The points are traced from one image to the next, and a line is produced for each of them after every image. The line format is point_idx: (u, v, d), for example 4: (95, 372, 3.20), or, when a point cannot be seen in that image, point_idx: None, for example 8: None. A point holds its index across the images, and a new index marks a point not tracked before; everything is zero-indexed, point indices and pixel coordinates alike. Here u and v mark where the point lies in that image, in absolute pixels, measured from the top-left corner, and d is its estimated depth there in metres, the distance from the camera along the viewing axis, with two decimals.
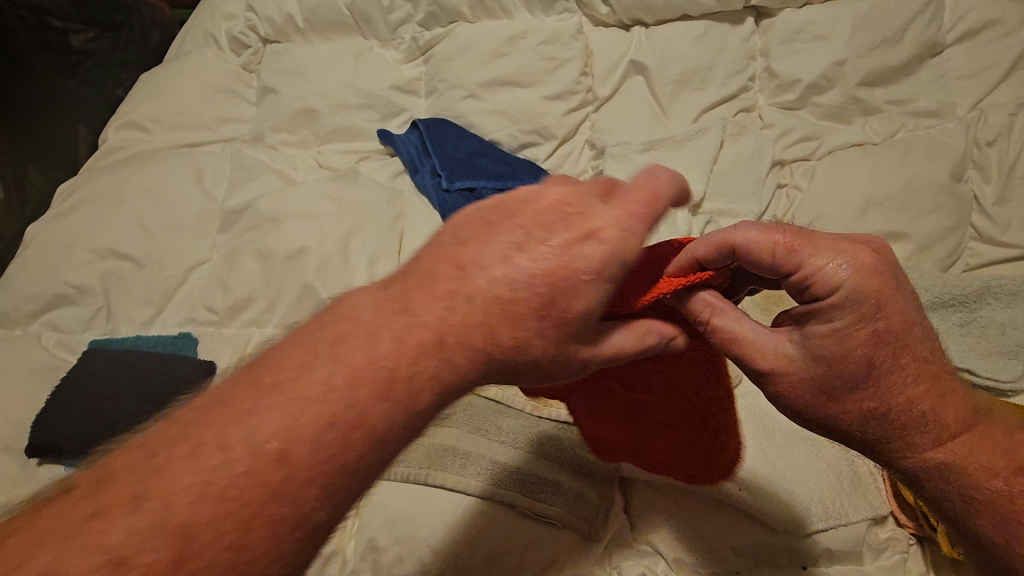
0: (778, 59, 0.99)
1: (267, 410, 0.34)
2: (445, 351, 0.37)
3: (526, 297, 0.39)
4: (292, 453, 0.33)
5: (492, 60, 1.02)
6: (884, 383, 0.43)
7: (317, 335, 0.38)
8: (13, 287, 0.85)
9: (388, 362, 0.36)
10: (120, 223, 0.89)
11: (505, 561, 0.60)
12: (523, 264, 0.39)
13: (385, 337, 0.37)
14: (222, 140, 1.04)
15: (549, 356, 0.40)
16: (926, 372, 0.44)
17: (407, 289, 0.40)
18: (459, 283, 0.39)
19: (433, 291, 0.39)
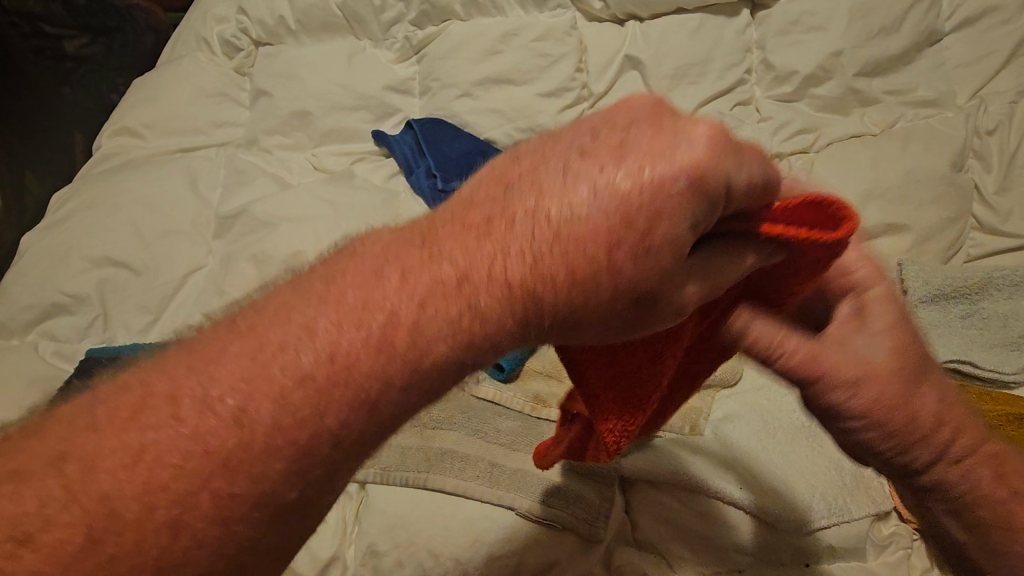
0: (774, 51, 0.99)
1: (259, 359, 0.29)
2: (468, 295, 0.30)
3: (588, 229, 0.30)
4: (255, 414, 0.27)
5: (485, 58, 1.01)
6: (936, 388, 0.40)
7: (318, 283, 0.31)
8: (12, 297, 0.86)
9: (385, 304, 0.29)
10: (116, 230, 0.89)
11: (505, 564, 0.59)
12: (586, 188, 0.30)
13: (390, 273, 0.30)
14: (217, 145, 1.03)
15: (601, 303, 0.31)
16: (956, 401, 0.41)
17: (433, 224, 0.32)
18: (500, 215, 0.31)
19: (456, 227, 0.31)
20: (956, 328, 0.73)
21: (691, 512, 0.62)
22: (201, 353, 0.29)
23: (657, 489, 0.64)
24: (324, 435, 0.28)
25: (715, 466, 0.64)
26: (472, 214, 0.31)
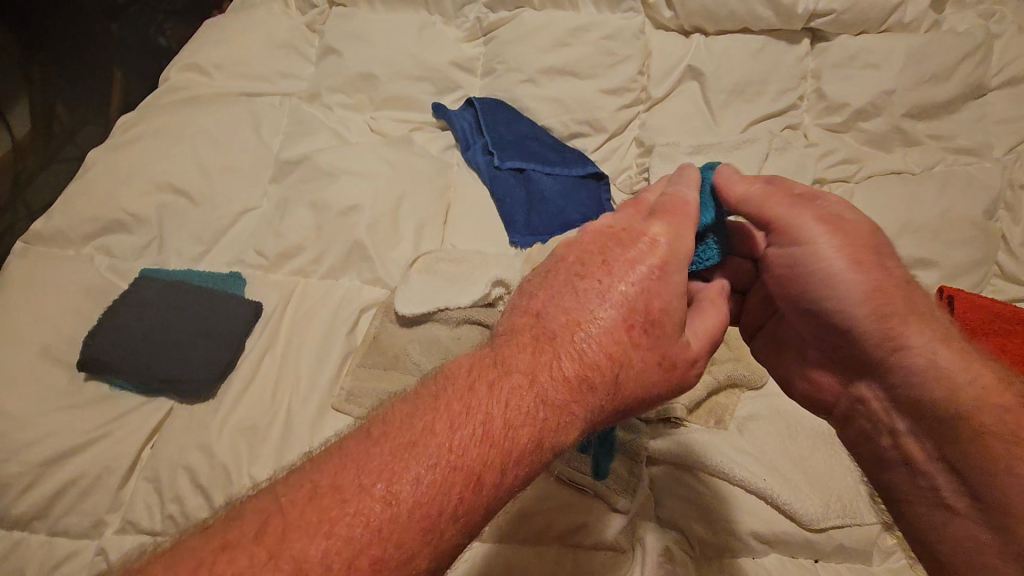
0: (830, 81, 1.00)
1: (417, 439, 0.39)
2: (481, 483, 0.39)
3: (584, 347, 0.44)
4: (399, 493, 0.37)
5: (554, 49, 1.03)
6: (563, 348, 0.44)
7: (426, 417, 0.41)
8: (70, 206, 0.84)
9: (498, 430, 0.40)
10: (179, 158, 0.90)
11: (533, 520, 0.64)
12: (626, 282, 0.47)
13: (422, 473, 0.38)
14: (280, 94, 1.05)
15: (568, 365, 0.44)
16: (516, 410, 0.41)
17: (498, 356, 0.44)
18: (506, 425, 0.41)
19: (512, 398, 0.42)
20: None
21: (717, 491, 0.66)
22: (393, 465, 0.38)
23: (654, 454, 0.69)
24: (325, 540, 0.35)
25: (735, 468, 0.66)
26: (509, 362, 0.44)
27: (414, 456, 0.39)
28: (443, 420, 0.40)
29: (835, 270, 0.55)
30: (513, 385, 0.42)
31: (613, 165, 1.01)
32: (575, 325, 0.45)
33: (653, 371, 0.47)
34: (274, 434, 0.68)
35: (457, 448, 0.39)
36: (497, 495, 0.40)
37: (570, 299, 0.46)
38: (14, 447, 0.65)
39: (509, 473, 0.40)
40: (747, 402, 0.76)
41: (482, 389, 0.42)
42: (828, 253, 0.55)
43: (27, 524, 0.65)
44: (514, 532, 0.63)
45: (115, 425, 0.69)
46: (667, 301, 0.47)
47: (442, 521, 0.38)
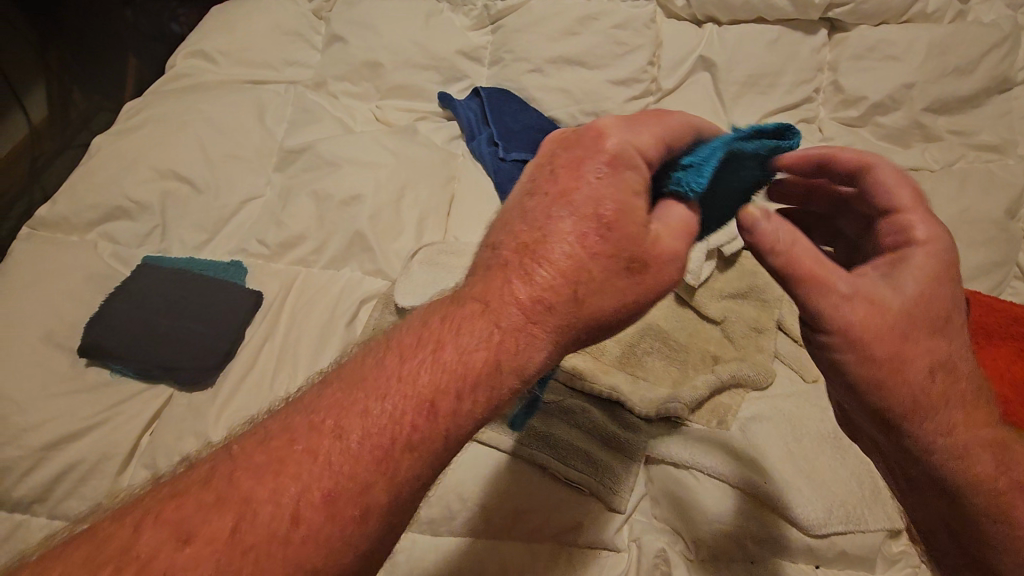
0: (847, 74, 0.97)
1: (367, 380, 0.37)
2: (434, 411, 0.37)
3: (548, 274, 0.38)
4: (346, 432, 0.35)
5: (563, 38, 1.01)
6: (528, 270, 0.38)
7: (380, 362, 0.38)
8: (74, 192, 0.84)
9: (452, 366, 0.37)
10: (182, 145, 0.89)
11: (528, 518, 0.63)
12: (589, 182, 0.39)
13: (373, 408, 0.36)
14: (286, 82, 1.04)
15: (526, 290, 0.38)
16: (470, 342, 0.38)
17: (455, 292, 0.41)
18: (454, 352, 0.38)
19: (466, 329, 0.38)
20: None
21: (716, 493, 0.65)
22: (339, 405, 0.36)
23: (653, 453, 0.67)
24: (275, 490, 0.33)
25: (734, 470, 0.65)
26: (468, 298, 0.40)
27: (361, 395, 0.37)
28: (392, 360, 0.38)
29: (888, 350, 0.43)
30: (470, 320, 0.38)
31: None
32: (537, 245, 0.39)
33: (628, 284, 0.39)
34: None
35: (405, 381, 0.37)
36: (456, 423, 0.37)
37: (535, 215, 0.39)
38: (15, 430, 0.66)
39: (465, 401, 0.37)
40: (752, 403, 0.75)
41: (436, 323, 0.39)
42: (896, 319, 0.44)
43: (27, 507, 0.65)
44: (508, 529, 0.63)
45: (114, 412, 0.69)
46: (625, 199, 0.39)
47: (397, 458, 0.36)
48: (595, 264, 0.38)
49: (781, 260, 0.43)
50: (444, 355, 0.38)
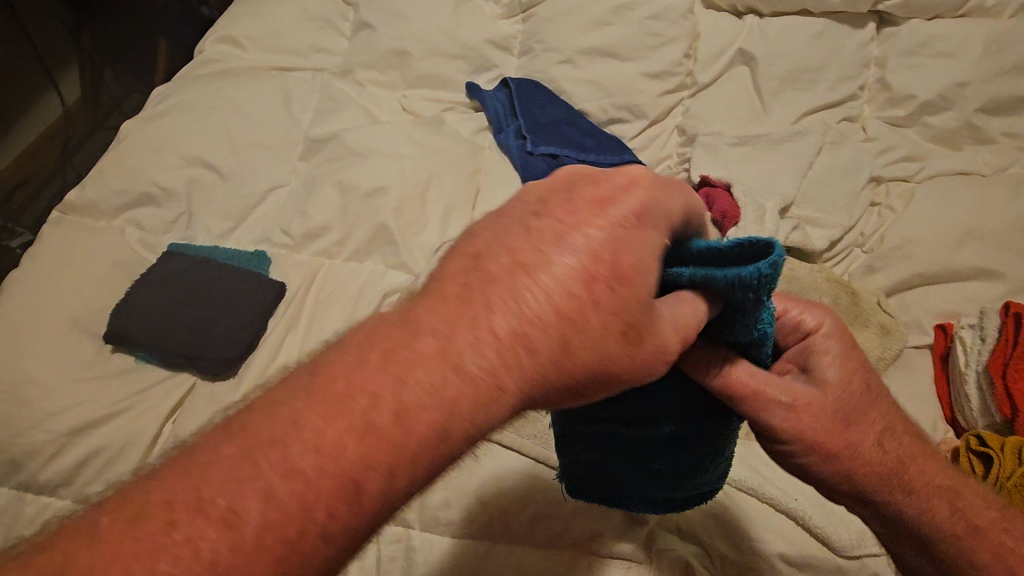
0: (895, 71, 0.92)
1: (275, 439, 0.28)
2: (359, 501, 0.28)
3: (543, 313, 0.30)
4: (242, 511, 0.27)
5: (595, 28, 0.98)
6: (512, 304, 0.30)
7: (288, 410, 0.29)
8: (103, 178, 0.85)
9: (391, 435, 0.28)
10: (208, 133, 0.89)
11: (549, 523, 0.62)
12: (615, 213, 0.32)
13: (280, 490, 0.27)
14: (312, 69, 1.03)
15: (508, 331, 0.29)
16: (427, 400, 0.29)
17: (402, 325, 0.31)
18: (397, 414, 0.28)
19: (415, 371, 0.29)
20: (980, 393, 0.73)
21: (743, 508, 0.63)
22: (232, 473, 0.28)
23: None
24: None
25: (761, 483, 0.63)
26: (420, 337, 0.30)
27: (267, 456, 0.28)
28: (315, 408, 0.29)
29: (832, 444, 0.43)
30: (424, 365, 0.29)
31: (652, 153, 0.96)
32: (526, 273, 0.30)
33: (623, 349, 0.31)
34: None
35: (328, 450, 0.28)
36: (383, 508, 0.29)
37: (534, 239, 0.32)
38: (42, 414, 0.67)
39: (396, 484, 0.29)
40: None
41: (378, 368, 0.29)
42: (818, 430, 0.43)
43: (52, 490, 0.66)
44: (527, 534, 0.61)
45: (138, 399, 0.69)
46: (641, 258, 0.32)
47: (301, 562, 0.27)
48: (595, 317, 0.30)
49: (723, 382, 0.41)
50: (378, 419, 0.28)
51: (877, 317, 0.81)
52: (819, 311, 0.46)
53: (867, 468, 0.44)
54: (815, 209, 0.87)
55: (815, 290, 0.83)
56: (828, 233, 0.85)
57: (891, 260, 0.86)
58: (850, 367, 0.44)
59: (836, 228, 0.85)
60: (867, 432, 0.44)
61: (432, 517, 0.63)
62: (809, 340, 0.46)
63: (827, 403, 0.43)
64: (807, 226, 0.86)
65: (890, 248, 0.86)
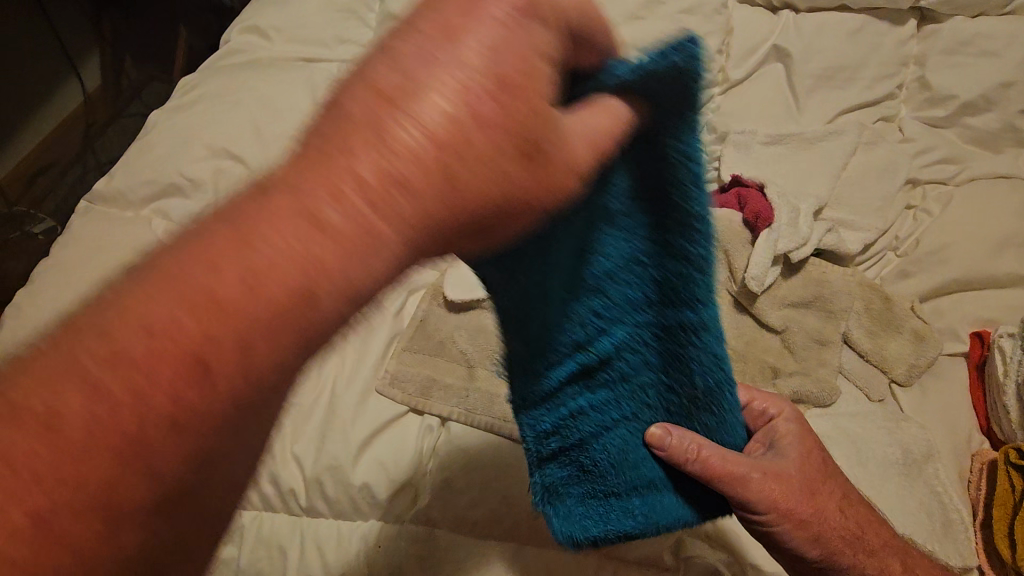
0: (935, 70, 0.90)
1: (109, 329, 0.24)
2: (209, 372, 0.24)
3: (421, 150, 0.27)
4: (60, 422, 0.23)
5: (626, 22, 0.96)
6: (390, 144, 0.27)
7: (120, 289, 0.25)
8: (132, 168, 0.85)
9: (236, 287, 0.25)
10: (235, 124, 0.89)
11: None
12: (477, 44, 0.29)
13: (119, 375, 0.23)
14: (338, 60, 1.02)
15: (376, 171, 0.27)
16: (274, 261, 0.25)
17: (275, 181, 0.27)
18: (247, 258, 0.25)
19: (278, 220, 0.26)
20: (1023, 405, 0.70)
21: None
22: (47, 367, 0.23)
23: None
24: None
25: None
26: (303, 190, 0.27)
27: (97, 333, 0.24)
28: (157, 286, 0.24)
29: (797, 513, 0.51)
30: (262, 218, 0.26)
31: None
32: (395, 105, 0.28)
33: (513, 190, 0.30)
34: (318, 414, 0.67)
35: (160, 328, 0.24)
36: (247, 382, 0.25)
37: (388, 71, 0.29)
38: None
39: (272, 343, 0.25)
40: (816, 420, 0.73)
41: (222, 224, 0.26)
42: (784, 500, 0.51)
43: None
44: (554, 535, 0.61)
45: None
46: (528, 55, 0.30)
47: (161, 445, 0.24)
48: (487, 141, 0.29)
49: (699, 465, 0.47)
50: (229, 276, 0.25)
51: (910, 322, 0.79)
52: (777, 402, 0.58)
53: (823, 533, 0.52)
54: (849, 211, 0.85)
55: (847, 296, 0.80)
56: (863, 236, 0.83)
57: (927, 265, 0.83)
58: (806, 452, 0.55)
59: (870, 230, 0.83)
60: (821, 509, 0.52)
61: (458, 516, 0.63)
62: (773, 427, 0.57)
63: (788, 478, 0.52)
64: (840, 229, 0.84)
65: (927, 253, 0.84)
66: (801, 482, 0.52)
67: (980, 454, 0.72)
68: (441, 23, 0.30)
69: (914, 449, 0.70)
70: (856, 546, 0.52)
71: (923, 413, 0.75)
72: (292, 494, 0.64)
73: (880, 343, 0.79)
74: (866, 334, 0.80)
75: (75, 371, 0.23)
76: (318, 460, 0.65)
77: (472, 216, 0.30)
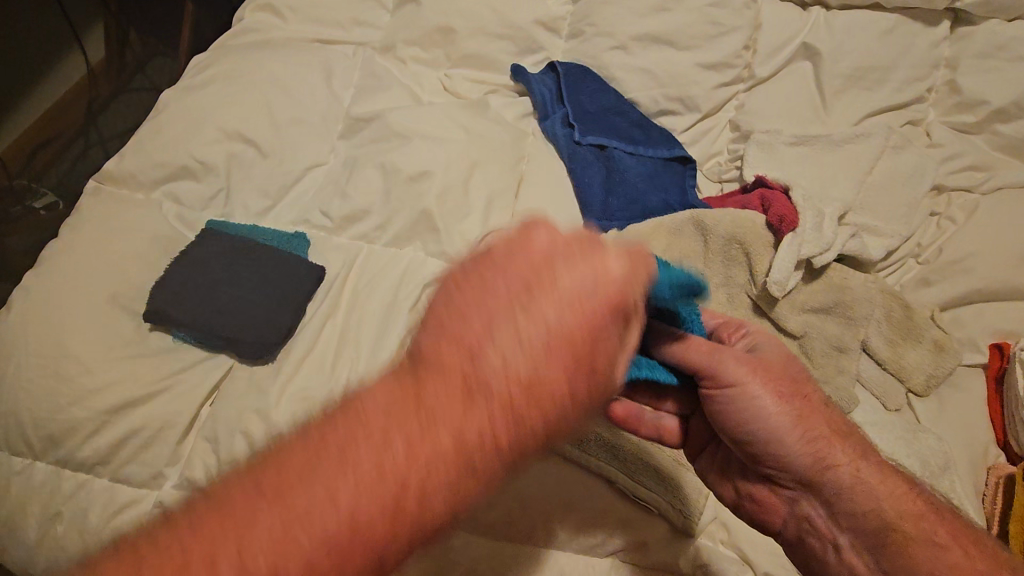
0: (966, 74, 0.88)
1: (336, 484, 0.34)
2: (424, 496, 0.35)
3: (505, 384, 0.37)
4: (358, 517, 0.34)
5: (652, 13, 0.94)
6: (494, 339, 0.37)
7: (332, 431, 0.36)
8: (142, 149, 0.83)
9: (429, 444, 0.35)
10: (249, 106, 0.86)
11: (591, 530, 0.62)
12: (547, 317, 0.38)
13: (341, 489, 0.34)
14: (354, 43, 0.99)
15: (517, 371, 0.37)
16: (457, 394, 0.36)
17: (418, 379, 0.37)
18: (432, 428, 0.36)
19: (438, 389, 0.37)
20: None
21: None
22: (321, 472, 0.34)
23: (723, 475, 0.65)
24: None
25: None
26: (427, 391, 0.37)
27: (335, 476, 0.34)
28: (400, 437, 0.35)
29: (763, 390, 0.51)
30: (444, 391, 0.36)
31: (701, 149, 0.93)
32: (517, 303, 0.38)
33: (565, 328, 0.38)
34: None
35: (360, 526, 0.34)
36: (435, 505, 0.36)
37: (482, 312, 0.38)
38: (80, 391, 0.66)
39: (438, 493, 0.36)
40: None
41: (409, 393, 0.37)
42: (752, 380, 0.51)
43: (91, 468, 0.66)
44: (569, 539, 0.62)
45: (177, 379, 0.69)
46: (605, 355, 0.40)
47: (372, 546, 0.34)
48: (587, 343, 0.39)
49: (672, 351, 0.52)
50: (441, 434, 0.36)
51: (931, 330, 0.77)
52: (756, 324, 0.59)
53: (793, 417, 0.51)
54: (874, 216, 0.83)
55: (867, 301, 0.78)
56: (885, 243, 0.82)
57: (948, 274, 0.82)
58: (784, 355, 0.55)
59: (893, 237, 0.82)
60: (792, 397, 0.52)
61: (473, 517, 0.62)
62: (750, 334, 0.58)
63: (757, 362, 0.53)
64: (863, 234, 0.82)
65: (949, 262, 0.82)
66: (772, 370, 0.53)
67: (997, 468, 0.71)
68: (502, 257, 0.40)
69: (932, 462, 0.69)
70: (827, 437, 0.51)
71: (941, 424, 0.75)
72: None
73: (899, 351, 0.77)
74: (885, 341, 0.78)
75: (345, 479, 0.34)
76: None
77: (557, 361, 0.38)
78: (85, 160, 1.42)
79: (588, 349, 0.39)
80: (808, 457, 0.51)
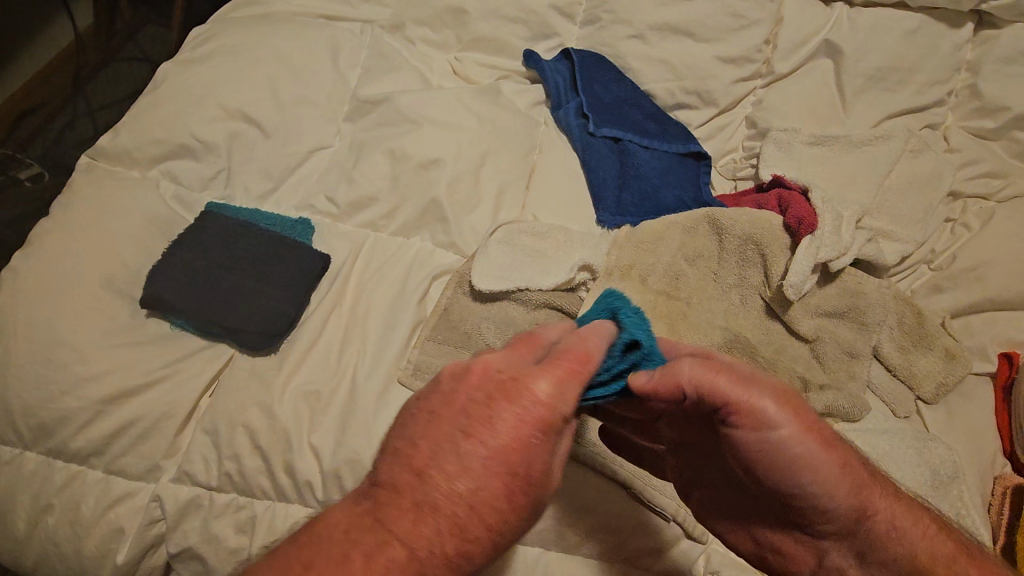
0: (988, 79, 0.87)
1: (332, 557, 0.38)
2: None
3: (484, 495, 0.40)
4: None
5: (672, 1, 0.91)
6: (448, 460, 0.40)
7: (339, 514, 0.41)
8: (138, 125, 0.79)
9: (412, 544, 0.39)
10: (251, 83, 0.82)
11: (606, 535, 0.61)
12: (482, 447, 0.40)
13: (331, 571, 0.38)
14: (361, 20, 0.95)
15: (478, 494, 0.40)
16: (448, 505, 0.40)
17: (373, 511, 0.41)
18: (417, 492, 0.40)
19: (397, 509, 0.40)
20: None
21: None
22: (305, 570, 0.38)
23: None
24: None
25: None
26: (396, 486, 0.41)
27: (330, 558, 0.38)
28: (392, 497, 0.41)
29: (806, 448, 0.46)
30: (444, 472, 0.40)
31: (717, 145, 0.91)
32: (471, 420, 0.41)
33: (503, 445, 0.40)
34: (335, 403, 0.65)
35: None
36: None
37: (431, 437, 0.41)
38: (73, 379, 0.63)
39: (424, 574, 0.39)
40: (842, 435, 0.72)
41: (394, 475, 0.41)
42: (797, 434, 0.46)
43: (85, 459, 0.63)
44: (583, 544, 0.61)
45: (176, 368, 0.66)
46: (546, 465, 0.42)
47: None
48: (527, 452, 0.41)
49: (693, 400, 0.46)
50: (426, 514, 0.40)
51: (943, 339, 0.77)
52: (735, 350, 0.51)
53: (832, 468, 0.47)
54: (890, 221, 0.82)
55: (882, 308, 0.77)
56: (901, 248, 0.81)
57: (962, 281, 0.81)
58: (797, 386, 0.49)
59: (909, 243, 0.81)
60: (826, 441, 0.48)
61: None
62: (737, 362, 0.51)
63: (788, 398, 0.47)
64: (879, 239, 0.81)
65: (965, 270, 0.81)
66: (805, 413, 0.48)
67: (1002, 478, 0.72)
68: (457, 387, 0.42)
69: (940, 471, 0.69)
70: (862, 484, 0.48)
71: (949, 433, 0.75)
72: (309, 487, 0.62)
73: (911, 358, 0.77)
74: (897, 347, 0.78)
75: None
76: (337, 455, 0.62)
77: (508, 470, 0.40)
78: (71, 131, 1.36)
79: (526, 463, 0.41)
80: (840, 510, 0.48)
